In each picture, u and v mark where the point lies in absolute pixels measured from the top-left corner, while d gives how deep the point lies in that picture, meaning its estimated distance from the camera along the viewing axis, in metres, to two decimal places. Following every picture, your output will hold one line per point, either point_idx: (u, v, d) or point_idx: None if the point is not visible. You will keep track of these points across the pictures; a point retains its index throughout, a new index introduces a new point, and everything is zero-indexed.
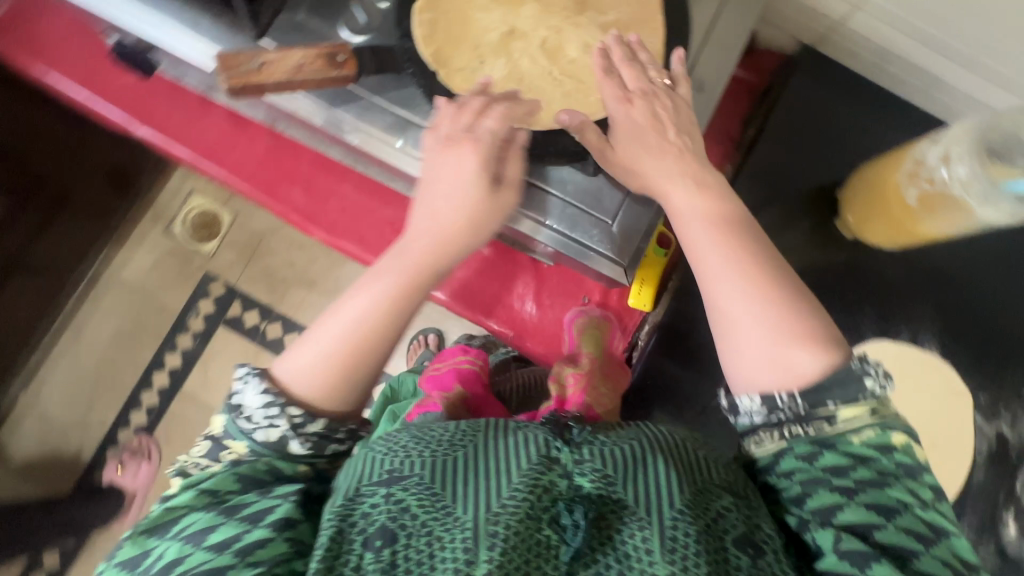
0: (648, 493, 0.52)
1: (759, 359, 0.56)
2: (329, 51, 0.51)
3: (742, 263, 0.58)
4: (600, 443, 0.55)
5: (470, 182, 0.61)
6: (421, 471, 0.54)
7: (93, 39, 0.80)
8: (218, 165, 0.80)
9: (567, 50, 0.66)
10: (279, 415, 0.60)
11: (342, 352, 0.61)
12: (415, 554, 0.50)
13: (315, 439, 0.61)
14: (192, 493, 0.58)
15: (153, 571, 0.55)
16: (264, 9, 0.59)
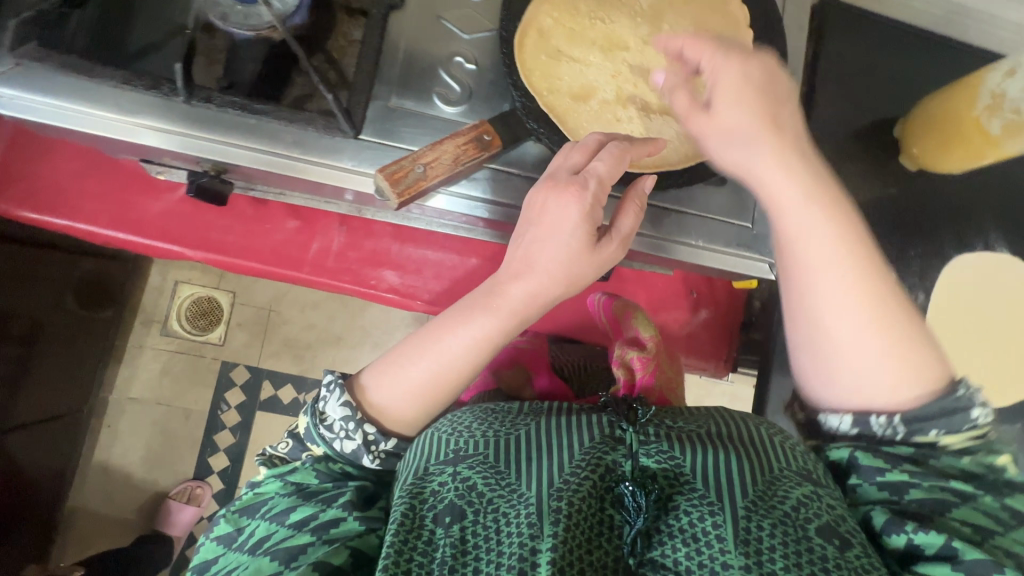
0: (719, 471, 0.46)
1: (837, 321, 0.45)
2: (476, 134, 0.48)
3: (845, 260, 0.45)
4: (665, 426, 0.51)
5: (574, 234, 0.50)
6: (485, 449, 0.49)
7: (115, 170, 0.71)
8: (296, 270, 0.74)
9: None
10: (355, 430, 0.55)
11: (433, 382, 0.55)
12: (483, 529, 0.46)
13: (384, 457, 0.56)
14: (278, 481, 0.55)
15: (244, 548, 0.51)
16: (356, 104, 0.55)
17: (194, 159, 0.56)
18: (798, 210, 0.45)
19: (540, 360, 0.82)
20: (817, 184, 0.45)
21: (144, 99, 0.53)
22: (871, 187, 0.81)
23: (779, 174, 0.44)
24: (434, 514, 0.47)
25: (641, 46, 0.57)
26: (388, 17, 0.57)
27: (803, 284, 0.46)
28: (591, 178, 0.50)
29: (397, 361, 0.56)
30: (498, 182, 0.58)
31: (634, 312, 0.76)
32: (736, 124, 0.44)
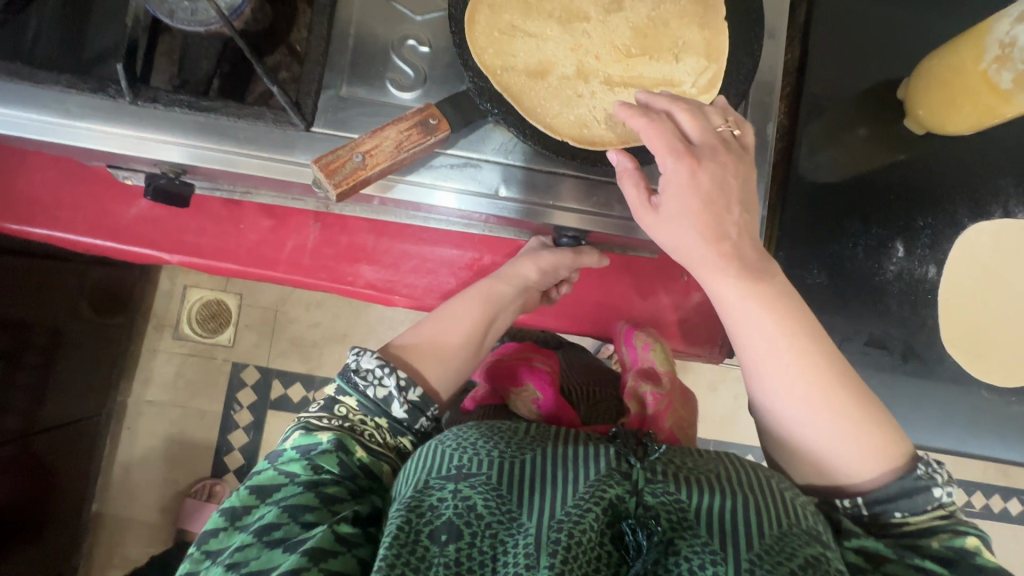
0: (727, 520, 0.44)
1: (814, 440, 0.49)
2: (420, 118, 0.46)
3: (783, 335, 0.49)
4: (677, 463, 0.49)
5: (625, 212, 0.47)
6: (489, 470, 0.46)
7: (91, 178, 0.71)
8: (272, 269, 0.73)
9: (637, 33, 0.54)
10: (386, 374, 0.55)
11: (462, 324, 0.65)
12: (479, 553, 0.42)
13: (412, 409, 0.55)
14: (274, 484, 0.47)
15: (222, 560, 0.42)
16: (305, 95, 0.53)
17: (150, 161, 0.56)
18: (749, 305, 0.49)
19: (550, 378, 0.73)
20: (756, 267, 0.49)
21: (93, 102, 0.52)
22: (872, 155, 0.75)
23: (739, 300, 0.49)
24: (431, 530, 0.43)
25: (601, 15, 0.54)
26: (336, 3, 0.55)
27: (778, 429, 0.51)
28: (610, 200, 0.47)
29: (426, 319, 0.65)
30: (458, 168, 0.55)
31: (652, 343, 0.74)
32: (676, 242, 0.48)
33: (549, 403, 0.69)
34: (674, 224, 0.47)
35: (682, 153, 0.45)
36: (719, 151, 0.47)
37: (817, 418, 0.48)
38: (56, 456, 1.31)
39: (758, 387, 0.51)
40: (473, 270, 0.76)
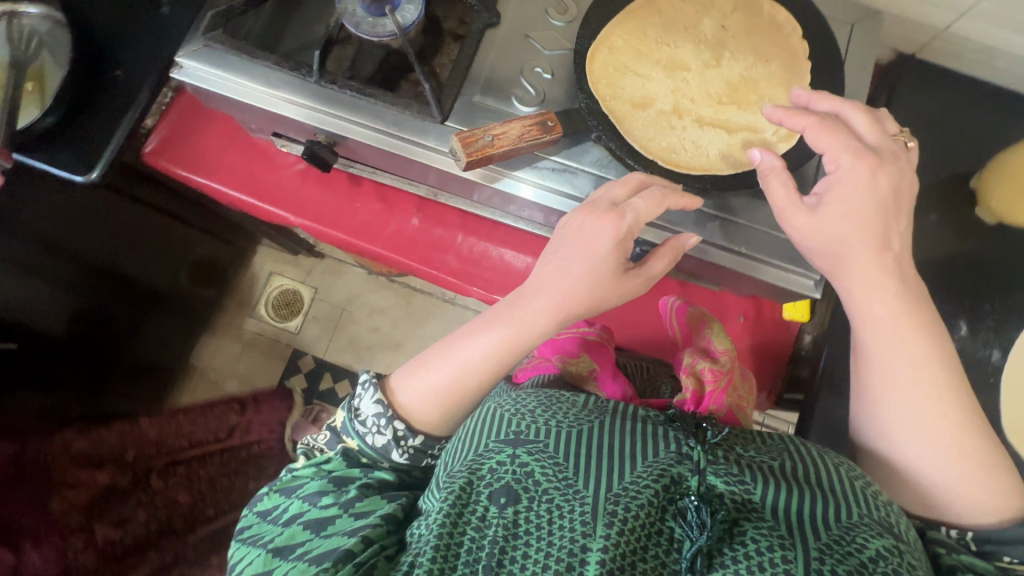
0: (794, 509, 0.47)
1: (937, 471, 0.54)
2: (540, 119, 0.56)
3: (920, 360, 0.55)
4: (738, 453, 0.53)
5: (607, 253, 0.56)
6: (546, 439, 0.52)
7: (250, 145, 0.87)
8: (373, 244, 0.85)
9: (729, 88, 0.64)
10: (386, 425, 0.63)
11: (455, 389, 0.62)
12: (535, 516, 0.47)
13: (413, 451, 0.64)
14: (314, 468, 0.64)
15: (279, 520, 0.59)
16: (446, 95, 0.65)
17: (312, 131, 0.70)
18: (898, 335, 0.55)
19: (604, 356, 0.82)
20: (911, 290, 0.56)
21: (287, 78, 0.67)
22: (939, 241, 0.80)
23: (888, 329, 0.56)
24: (491, 491, 0.49)
25: (701, 68, 0.64)
26: (484, 33, 0.69)
27: (892, 450, 0.57)
28: (630, 211, 0.56)
29: (424, 368, 0.63)
30: (557, 172, 0.65)
31: (709, 321, 0.79)
32: (823, 242, 0.56)
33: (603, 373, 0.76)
34: (828, 227, 0.55)
35: (859, 155, 0.55)
36: (898, 157, 0.57)
37: (944, 452, 0.54)
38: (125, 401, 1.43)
39: (887, 413, 0.56)
40: None
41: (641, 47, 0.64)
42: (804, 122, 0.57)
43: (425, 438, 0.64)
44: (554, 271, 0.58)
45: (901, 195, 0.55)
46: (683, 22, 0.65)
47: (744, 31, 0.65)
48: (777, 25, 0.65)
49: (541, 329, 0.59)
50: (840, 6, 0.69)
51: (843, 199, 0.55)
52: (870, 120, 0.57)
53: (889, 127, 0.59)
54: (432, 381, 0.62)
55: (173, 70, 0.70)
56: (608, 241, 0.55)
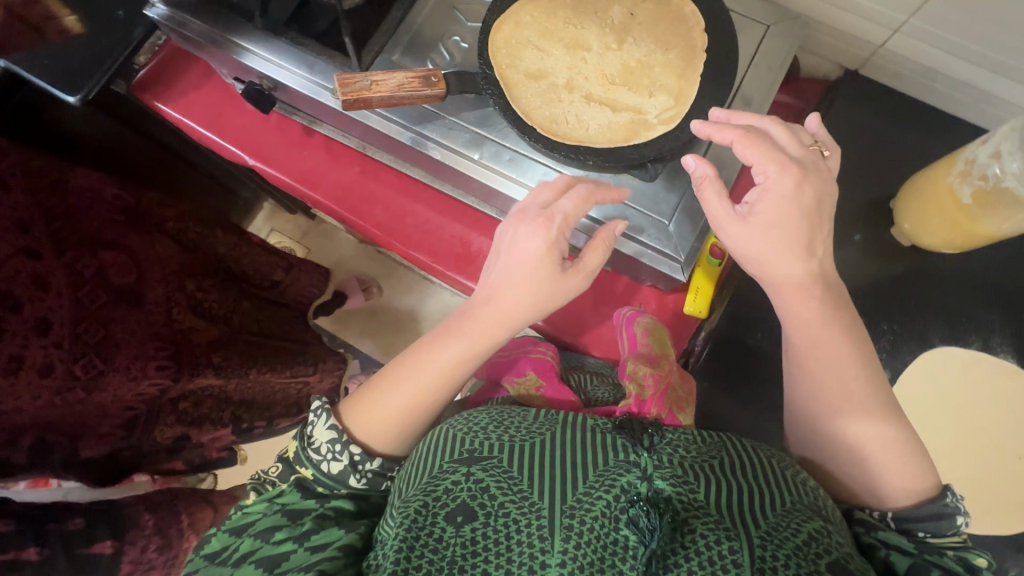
0: (733, 506, 0.53)
1: (857, 462, 0.60)
2: (424, 74, 0.61)
3: (845, 359, 0.62)
4: (677, 452, 0.58)
5: (540, 259, 0.63)
6: (501, 456, 0.60)
7: (226, 91, 0.96)
8: (312, 191, 0.92)
9: (623, 71, 0.67)
10: (342, 450, 0.71)
11: (410, 403, 0.71)
12: (493, 532, 0.54)
13: (370, 475, 0.73)
14: (266, 503, 0.70)
15: (232, 559, 0.64)
16: (365, 52, 0.71)
17: (257, 74, 0.77)
18: (820, 347, 0.62)
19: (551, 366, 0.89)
20: (821, 297, 0.62)
21: (236, 23, 0.75)
22: (842, 263, 0.81)
23: (807, 340, 0.63)
24: (447, 512, 0.56)
25: (601, 50, 0.67)
26: (414, 0, 0.74)
27: (829, 443, 0.62)
28: (557, 214, 0.62)
29: (378, 391, 0.72)
30: (454, 131, 0.70)
31: (651, 328, 0.88)
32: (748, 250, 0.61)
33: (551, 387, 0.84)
34: (756, 237, 0.60)
35: (783, 166, 0.60)
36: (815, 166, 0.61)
37: (862, 444, 0.60)
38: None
39: (814, 413, 0.64)
40: (462, 241, 0.89)
41: (548, 25, 0.68)
42: (731, 134, 0.60)
43: (381, 461, 0.72)
44: (494, 288, 0.66)
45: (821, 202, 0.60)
46: (594, 6, 0.69)
47: (650, 19, 0.68)
48: (681, 16, 0.67)
49: (487, 333, 0.68)
50: (758, 7, 0.71)
51: (774, 210, 0.59)
52: (789, 134, 0.62)
53: (804, 138, 0.64)
54: (398, 405, 0.71)
55: (147, 10, 0.79)
56: (538, 249, 0.62)
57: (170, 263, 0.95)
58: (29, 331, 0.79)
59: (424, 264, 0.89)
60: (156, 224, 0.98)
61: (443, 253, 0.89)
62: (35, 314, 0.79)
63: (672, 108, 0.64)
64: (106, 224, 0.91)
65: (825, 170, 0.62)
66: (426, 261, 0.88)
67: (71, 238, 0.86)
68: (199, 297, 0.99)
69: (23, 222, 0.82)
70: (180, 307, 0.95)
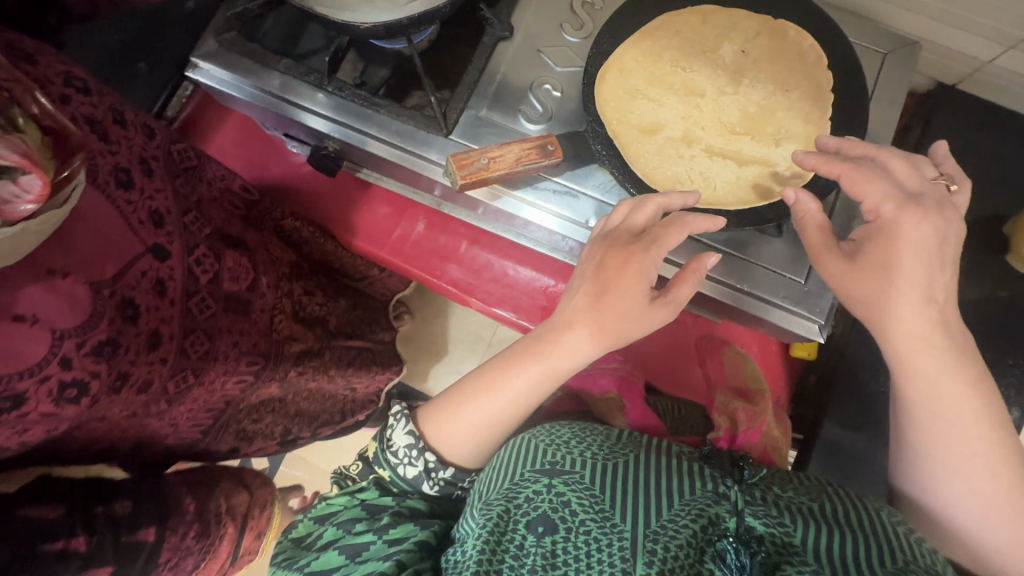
0: (838, 551, 0.46)
1: (987, 539, 0.52)
2: (540, 143, 0.54)
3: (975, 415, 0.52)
4: (774, 493, 0.52)
5: (637, 286, 0.54)
6: (582, 470, 0.53)
7: (266, 141, 0.88)
8: (377, 249, 0.85)
9: (742, 117, 0.61)
10: (418, 455, 0.65)
11: (481, 425, 0.62)
12: (573, 548, 0.47)
13: (443, 483, 0.66)
14: (348, 497, 0.67)
15: (314, 547, 0.61)
16: (451, 110, 0.64)
17: (321, 137, 0.70)
18: (950, 411, 0.53)
19: (637, 389, 0.85)
20: (956, 354, 0.53)
21: (298, 85, 0.68)
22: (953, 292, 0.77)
23: (938, 409, 0.53)
24: (528, 519, 0.50)
25: (716, 95, 0.62)
26: (496, 45, 0.67)
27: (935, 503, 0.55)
28: (651, 242, 0.54)
29: (450, 405, 0.64)
30: (558, 194, 0.64)
31: (741, 360, 0.87)
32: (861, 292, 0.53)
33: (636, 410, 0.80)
34: (859, 280, 0.53)
35: (901, 205, 0.52)
36: (943, 208, 0.53)
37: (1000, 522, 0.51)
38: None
39: (940, 480, 0.54)
40: (546, 292, 0.84)
41: (654, 70, 0.62)
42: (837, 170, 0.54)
43: (453, 470, 0.65)
44: (572, 308, 0.57)
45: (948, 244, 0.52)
46: (702, 44, 0.63)
47: (765, 58, 0.62)
48: (801, 54, 0.61)
49: (570, 362, 0.58)
50: (870, 33, 0.66)
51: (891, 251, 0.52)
52: (908, 166, 0.55)
53: (928, 171, 0.56)
54: (468, 422, 0.63)
55: (188, 70, 0.71)
56: (629, 278, 0.53)
57: (280, 264, 0.72)
58: (105, 386, 0.45)
59: (507, 320, 0.84)
60: (264, 216, 0.76)
61: (526, 307, 0.84)
62: (150, 326, 0.48)
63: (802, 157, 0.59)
64: (227, 214, 0.65)
65: (949, 204, 0.53)
66: (510, 317, 0.84)
67: (200, 228, 0.56)
68: (303, 300, 0.76)
69: (159, 213, 0.50)
70: (281, 316, 0.70)
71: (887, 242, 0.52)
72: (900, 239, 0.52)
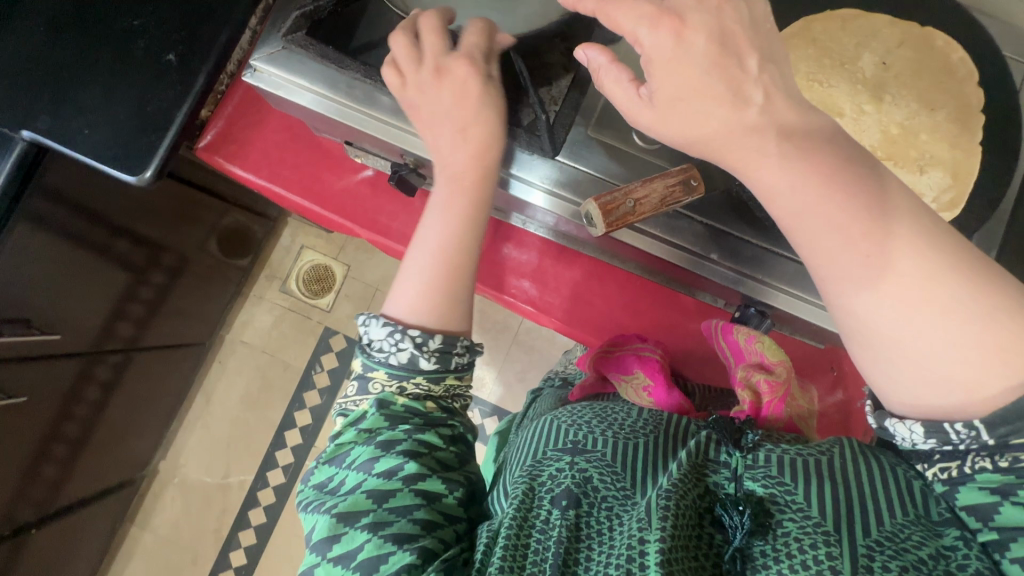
0: (839, 504, 0.42)
1: (909, 387, 0.39)
2: (684, 177, 0.49)
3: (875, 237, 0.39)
4: (779, 449, 0.48)
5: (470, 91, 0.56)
6: (604, 449, 0.52)
7: (314, 143, 0.80)
8: None
9: (883, 139, 0.56)
10: (402, 338, 0.57)
11: (439, 270, 0.60)
12: (596, 522, 0.47)
13: (437, 354, 0.57)
14: (354, 431, 0.55)
15: (334, 501, 0.51)
16: (560, 127, 0.57)
17: (400, 152, 0.64)
18: (857, 262, 0.40)
19: (662, 366, 0.70)
20: (827, 180, 0.41)
21: (376, 92, 0.60)
22: None
23: (841, 248, 0.40)
24: (552, 495, 0.49)
25: (856, 114, 0.56)
26: (604, 48, 0.59)
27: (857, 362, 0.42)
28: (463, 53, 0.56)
29: (404, 281, 0.61)
30: (676, 224, 0.58)
31: (756, 335, 0.63)
32: (718, 125, 0.42)
33: (658, 393, 0.66)
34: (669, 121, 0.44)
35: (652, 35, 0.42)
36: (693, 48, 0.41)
37: (936, 366, 0.37)
38: (146, 377, 1.34)
39: (870, 349, 0.40)
40: (627, 308, 0.80)
41: None
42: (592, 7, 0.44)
43: (443, 339, 0.58)
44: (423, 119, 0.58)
45: (709, 46, 0.41)
46: (840, 54, 0.56)
47: (908, 69, 0.56)
48: (947, 68, 0.56)
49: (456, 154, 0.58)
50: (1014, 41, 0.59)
51: (669, 74, 0.42)
52: None
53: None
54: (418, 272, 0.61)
55: (245, 71, 0.63)
56: (473, 82, 0.56)
57: None
58: None
59: (585, 339, 0.81)
60: None
61: (606, 325, 0.80)
62: None
63: (949, 184, 0.54)
64: None
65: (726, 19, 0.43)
66: (590, 337, 0.80)
67: None
68: None
69: None
70: None
71: (660, 69, 0.42)
72: (676, 63, 0.42)
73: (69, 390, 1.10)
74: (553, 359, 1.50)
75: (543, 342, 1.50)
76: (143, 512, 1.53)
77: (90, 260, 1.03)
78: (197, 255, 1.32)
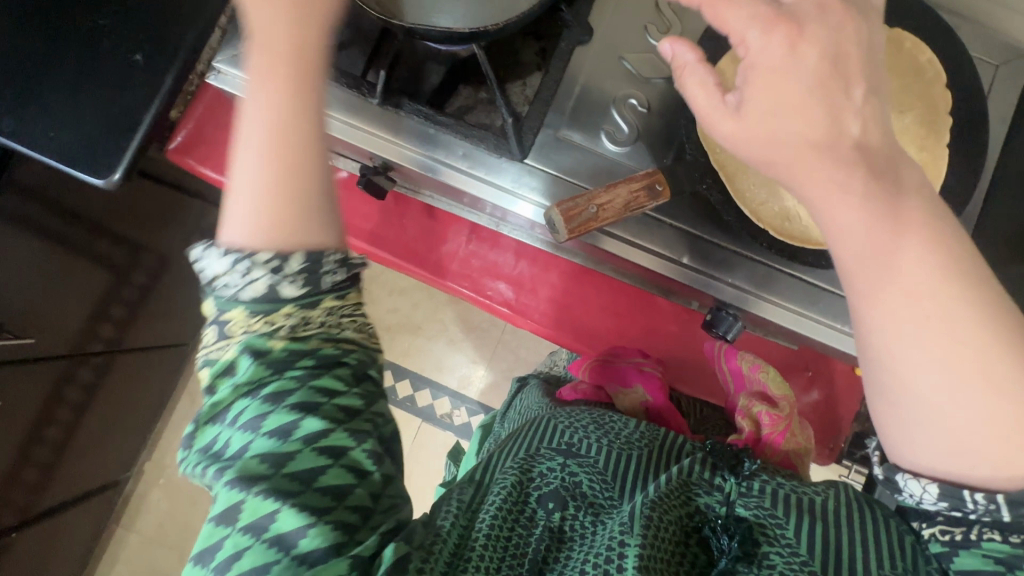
0: (829, 545, 0.43)
1: (936, 453, 0.37)
2: (649, 183, 0.49)
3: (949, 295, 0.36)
4: (775, 482, 0.48)
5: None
6: (597, 456, 0.53)
7: None
8: (423, 268, 0.79)
9: None
10: (251, 267, 0.41)
11: (280, 185, 0.44)
12: (579, 526, 0.47)
13: (304, 276, 0.42)
14: (226, 383, 0.42)
15: (222, 468, 0.41)
16: (527, 131, 0.56)
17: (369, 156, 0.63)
18: (914, 317, 0.36)
19: (662, 382, 0.71)
20: (903, 223, 0.37)
21: (345, 96, 0.59)
22: None
23: (899, 294, 0.37)
24: (539, 494, 0.49)
25: None
26: (573, 50, 0.58)
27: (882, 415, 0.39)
28: None
29: (235, 201, 0.44)
30: (648, 229, 0.58)
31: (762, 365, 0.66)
32: (795, 139, 0.38)
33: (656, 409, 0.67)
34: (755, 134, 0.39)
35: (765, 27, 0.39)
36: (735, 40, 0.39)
37: (969, 440, 0.36)
38: (129, 378, 1.32)
39: (899, 407, 0.38)
40: (604, 310, 0.80)
41: None
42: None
43: (307, 254, 0.43)
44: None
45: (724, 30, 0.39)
46: None
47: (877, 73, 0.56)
48: (916, 71, 0.56)
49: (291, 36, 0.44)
50: (981, 42, 0.59)
51: (767, 87, 0.38)
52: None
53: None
54: (254, 185, 0.44)
55: (210, 75, 0.63)
56: None
57: None
58: None
59: (563, 341, 0.80)
60: None
61: (584, 326, 0.80)
62: None
63: None
64: None
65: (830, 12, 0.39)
66: (567, 339, 0.80)
67: None
68: None
69: None
70: None
71: (762, 79, 0.38)
72: (779, 71, 0.38)
73: (48, 394, 1.09)
74: (538, 356, 1.50)
75: (528, 339, 1.50)
76: (128, 514, 1.52)
77: (67, 262, 1.01)
78: (179, 255, 1.31)
